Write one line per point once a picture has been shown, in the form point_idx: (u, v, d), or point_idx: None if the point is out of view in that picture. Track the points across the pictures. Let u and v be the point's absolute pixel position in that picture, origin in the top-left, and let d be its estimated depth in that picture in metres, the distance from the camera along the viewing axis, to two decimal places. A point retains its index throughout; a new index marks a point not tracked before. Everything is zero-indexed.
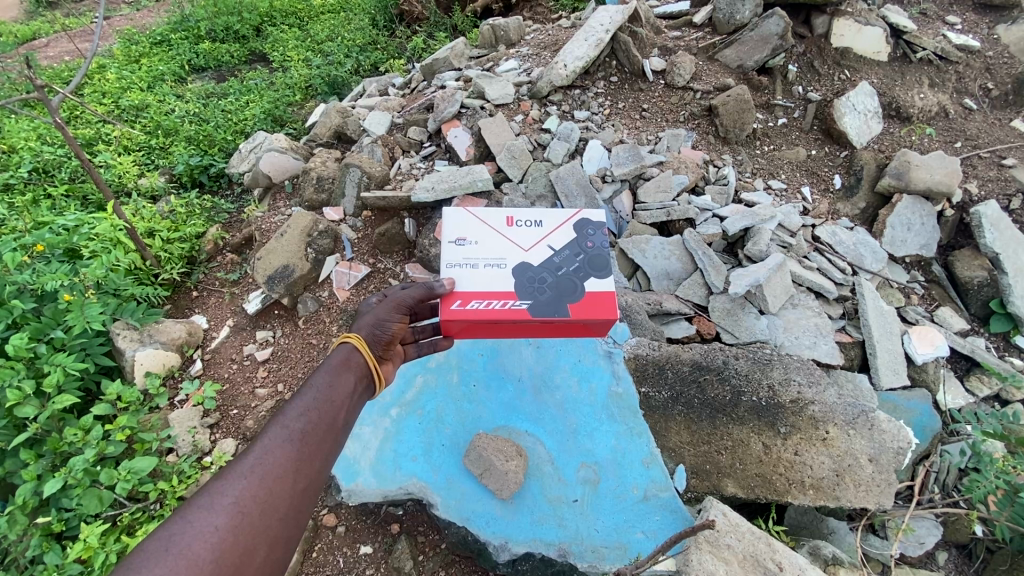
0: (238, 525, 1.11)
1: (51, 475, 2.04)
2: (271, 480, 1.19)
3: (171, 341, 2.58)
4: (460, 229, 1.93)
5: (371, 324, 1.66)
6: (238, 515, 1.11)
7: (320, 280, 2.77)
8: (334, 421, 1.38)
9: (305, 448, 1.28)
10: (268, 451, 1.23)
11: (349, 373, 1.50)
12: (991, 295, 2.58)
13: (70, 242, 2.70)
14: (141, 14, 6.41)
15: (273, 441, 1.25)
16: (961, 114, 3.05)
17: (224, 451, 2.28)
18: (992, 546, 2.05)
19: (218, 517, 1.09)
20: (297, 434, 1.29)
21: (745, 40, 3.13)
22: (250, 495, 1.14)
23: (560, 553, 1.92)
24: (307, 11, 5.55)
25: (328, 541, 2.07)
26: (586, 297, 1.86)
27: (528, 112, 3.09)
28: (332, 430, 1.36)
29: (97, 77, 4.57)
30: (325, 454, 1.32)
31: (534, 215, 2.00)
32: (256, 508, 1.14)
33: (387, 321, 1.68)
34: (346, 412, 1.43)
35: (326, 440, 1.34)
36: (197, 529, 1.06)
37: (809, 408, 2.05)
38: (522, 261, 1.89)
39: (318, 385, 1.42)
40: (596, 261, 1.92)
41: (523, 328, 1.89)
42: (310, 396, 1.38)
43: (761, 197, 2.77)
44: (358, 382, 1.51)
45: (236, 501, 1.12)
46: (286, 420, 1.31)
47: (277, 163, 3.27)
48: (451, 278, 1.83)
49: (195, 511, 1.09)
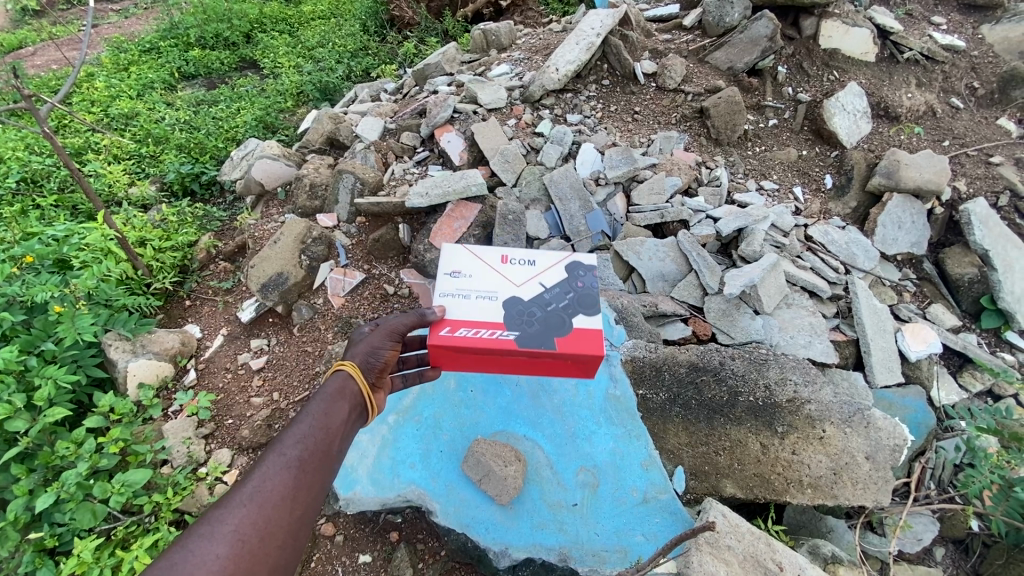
0: (238, 554, 1.10)
1: (43, 490, 2.01)
2: (269, 509, 1.18)
3: (164, 351, 2.55)
4: (456, 263, 1.95)
5: (364, 352, 1.66)
6: (237, 543, 1.11)
7: (314, 288, 2.76)
8: (330, 448, 1.38)
9: (303, 474, 1.28)
10: (266, 479, 1.22)
11: (344, 400, 1.50)
12: (982, 291, 2.61)
13: (60, 252, 2.65)
14: (129, 22, 6.40)
15: (271, 468, 1.24)
16: (948, 112, 3.08)
17: (220, 462, 2.26)
18: (989, 541, 2.06)
19: (219, 545, 1.09)
20: (294, 463, 1.29)
21: (734, 43, 3.17)
22: (249, 523, 1.14)
23: (561, 558, 1.92)
24: (297, 18, 5.56)
25: (326, 550, 2.05)
26: (574, 333, 1.82)
27: (521, 116, 3.09)
28: (328, 457, 1.36)
29: (86, 86, 4.53)
30: (322, 481, 1.32)
31: (528, 254, 2.00)
32: (255, 536, 1.14)
33: (380, 350, 1.68)
34: (341, 439, 1.42)
35: (323, 467, 1.34)
36: (198, 557, 1.06)
37: (805, 407, 2.05)
38: (512, 295, 1.88)
39: (313, 412, 1.42)
40: (586, 299, 1.89)
41: (511, 361, 1.86)
42: (307, 423, 1.38)
43: (755, 198, 2.79)
44: (353, 408, 1.51)
45: (236, 529, 1.12)
46: (282, 448, 1.31)
47: (270, 169, 3.26)
48: (442, 306, 1.83)
49: (195, 540, 1.09)
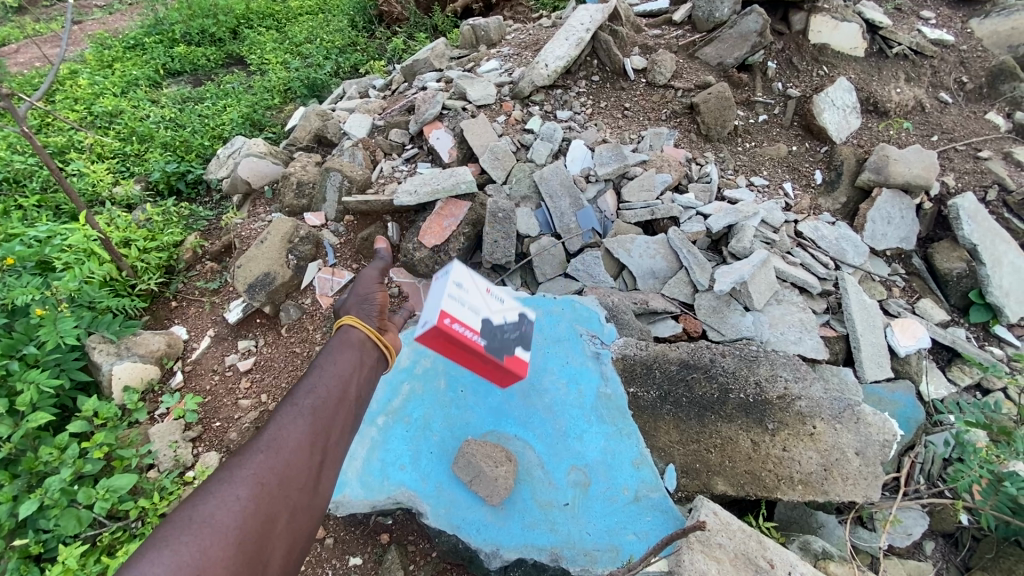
0: (259, 496, 1.09)
1: (26, 496, 1.98)
2: (286, 454, 1.17)
3: (149, 353, 2.52)
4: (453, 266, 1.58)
5: (356, 301, 1.59)
6: (257, 486, 1.10)
7: (302, 288, 2.73)
8: (345, 393, 1.34)
9: (318, 421, 1.26)
10: (281, 427, 1.22)
11: (353, 349, 1.45)
12: (970, 286, 2.62)
13: (41, 254, 2.60)
14: (113, 18, 6.29)
15: (285, 418, 1.24)
16: (937, 107, 3.08)
17: (208, 466, 2.23)
18: (978, 534, 2.08)
19: (238, 488, 1.08)
20: (307, 411, 1.27)
21: (724, 38, 3.16)
22: (267, 467, 1.13)
23: (552, 558, 1.91)
24: (284, 13, 5.49)
25: (317, 554, 2.05)
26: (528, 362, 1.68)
27: (510, 112, 3.06)
28: (344, 403, 1.33)
29: (69, 84, 4.45)
30: (339, 427, 1.30)
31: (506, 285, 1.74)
32: (274, 479, 1.12)
33: (370, 295, 1.60)
34: (357, 385, 1.39)
35: (339, 414, 1.31)
36: (219, 499, 1.06)
37: (796, 404, 2.04)
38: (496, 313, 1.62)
39: (324, 363, 1.39)
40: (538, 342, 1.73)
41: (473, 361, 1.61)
42: (318, 374, 1.35)
43: (744, 194, 2.79)
44: (364, 355, 1.46)
45: (254, 473, 1.11)
46: (296, 399, 1.29)
47: (256, 168, 3.22)
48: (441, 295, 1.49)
49: (215, 484, 1.09)
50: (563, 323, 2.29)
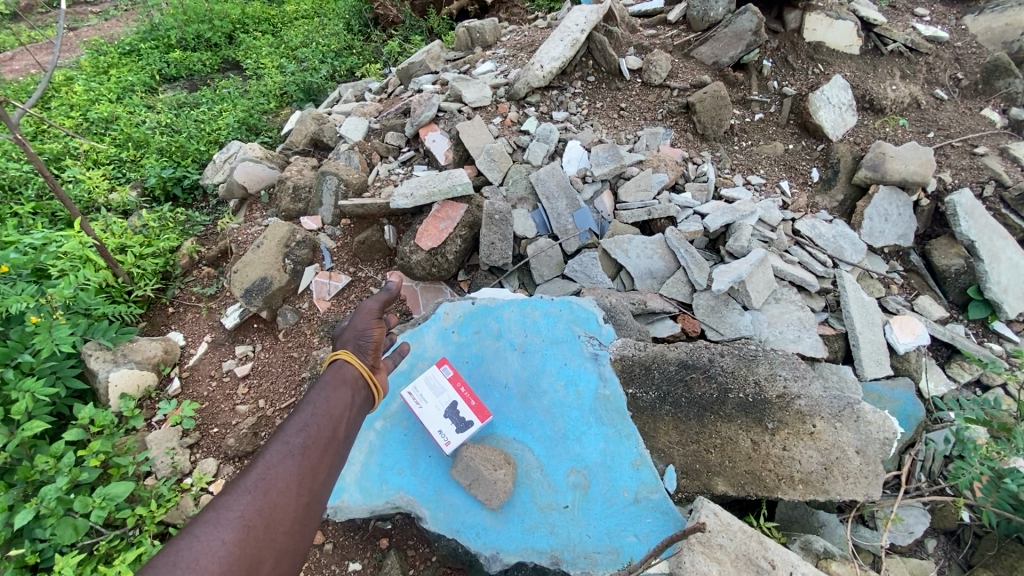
0: (244, 540, 1.08)
1: (22, 505, 1.97)
2: (274, 496, 1.15)
3: (146, 360, 2.52)
4: (437, 379, 2.01)
5: (353, 338, 1.62)
6: (243, 529, 1.09)
7: (299, 292, 2.74)
8: (335, 434, 1.33)
9: (308, 460, 1.25)
10: (271, 466, 1.20)
11: (345, 387, 1.45)
12: (968, 282, 2.62)
13: (37, 261, 2.61)
14: (109, 24, 6.30)
15: (274, 456, 1.22)
16: (932, 104, 3.07)
17: (205, 472, 2.23)
18: (980, 531, 2.07)
19: (224, 532, 1.07)
20: (297, 450, 1.25)
21: (719, 37, 3.14)
22: (255, 509, 1.12)
23: (552, 561, 1.91)
24: (280, 18, 5.50)
25: (316, 559, 2.06)
26: (462, 479, 1.97)
27: (506, 114, 3.07)
28: (333, 444, 1.32)
29: (64, 90, 4.44)
30: (328, 467, 1.28)
31: (467, 416, 2.00)
32: (260, 522, 1.11)
33: (367, 330, 1.64)
34: (347, 424, 1.38)
35: (328, 453, 1.30)
36: (203, 543, 1.04)
37: (795, 402, 2.00)
38: (443, 428, 1.99)
39: (315, 400, 1.37)
40: (480, 485, 1.94)
41: (427, 450, 2.08)
42: (308, 411, 1.34)
43: (742, 193, 2.78)
44: (356, 394, 1.46)
45: (241, 516, 1.10)
46: (285, 436, 1.27)
47: (252, 172, 3.21)
48: (426, 380, 2.01)
49: (201, 527, 1.07)
50: (561, 324, 2.25)
